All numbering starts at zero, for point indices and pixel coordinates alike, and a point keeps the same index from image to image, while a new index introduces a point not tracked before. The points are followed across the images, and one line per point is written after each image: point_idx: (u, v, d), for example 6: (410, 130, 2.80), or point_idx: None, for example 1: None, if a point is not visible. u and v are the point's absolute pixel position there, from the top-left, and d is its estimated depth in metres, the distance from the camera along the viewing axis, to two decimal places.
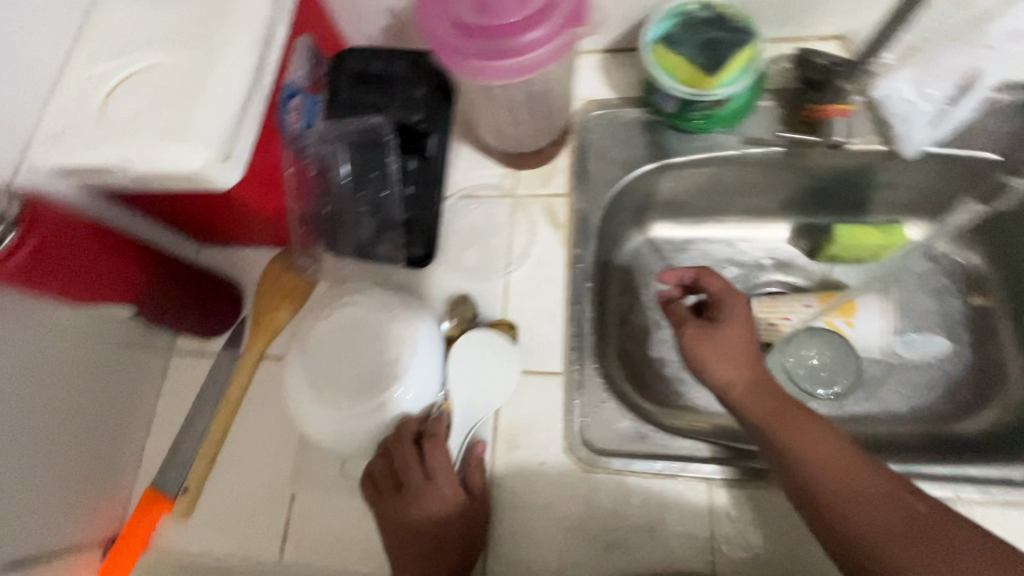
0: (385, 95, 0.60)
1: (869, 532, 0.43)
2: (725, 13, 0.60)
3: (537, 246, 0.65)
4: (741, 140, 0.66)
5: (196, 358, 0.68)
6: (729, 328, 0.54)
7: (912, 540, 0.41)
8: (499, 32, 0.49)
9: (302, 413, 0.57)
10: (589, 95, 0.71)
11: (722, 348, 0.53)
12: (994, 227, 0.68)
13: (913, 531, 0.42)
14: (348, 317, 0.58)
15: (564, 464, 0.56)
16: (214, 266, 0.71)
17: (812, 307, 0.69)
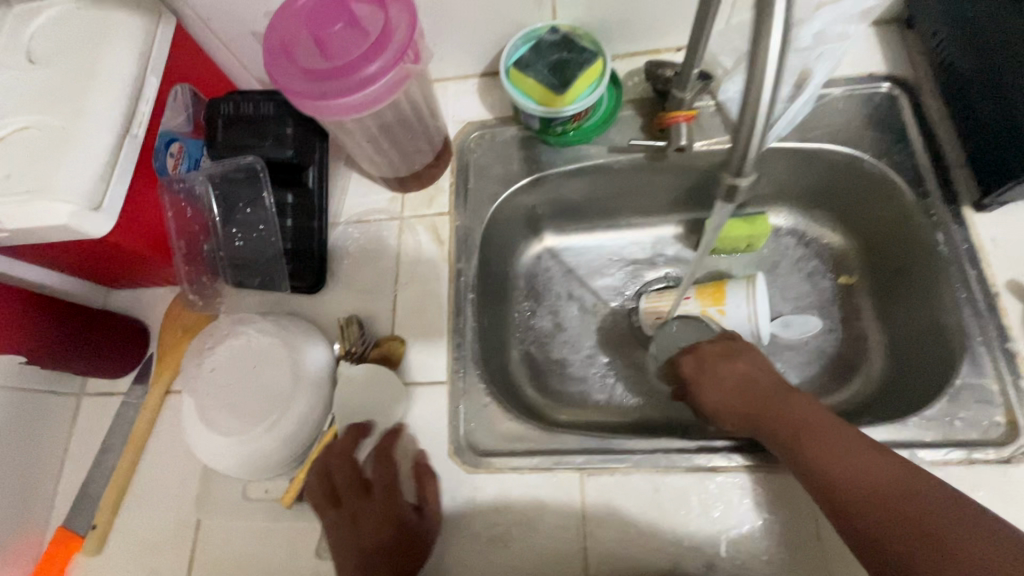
0: (256, 135, 0.63)
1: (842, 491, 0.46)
2: (572, 34, 0.65)
3: (424, 264, 0.69)
4: (608, 149, 0.71)
5: (107, 398, 0.70)
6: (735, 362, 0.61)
7: (885, 499, 0.44)
8: (338, 69, 0.52)
9: (199, 445, 0.60)
10: (468, 117, 0.75)
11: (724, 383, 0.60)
12: (850, 209, 0.71)
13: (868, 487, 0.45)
14: (241, 347, 0.61)
15: (449, 468, 0.59)
16: (121, 308, 0.73)
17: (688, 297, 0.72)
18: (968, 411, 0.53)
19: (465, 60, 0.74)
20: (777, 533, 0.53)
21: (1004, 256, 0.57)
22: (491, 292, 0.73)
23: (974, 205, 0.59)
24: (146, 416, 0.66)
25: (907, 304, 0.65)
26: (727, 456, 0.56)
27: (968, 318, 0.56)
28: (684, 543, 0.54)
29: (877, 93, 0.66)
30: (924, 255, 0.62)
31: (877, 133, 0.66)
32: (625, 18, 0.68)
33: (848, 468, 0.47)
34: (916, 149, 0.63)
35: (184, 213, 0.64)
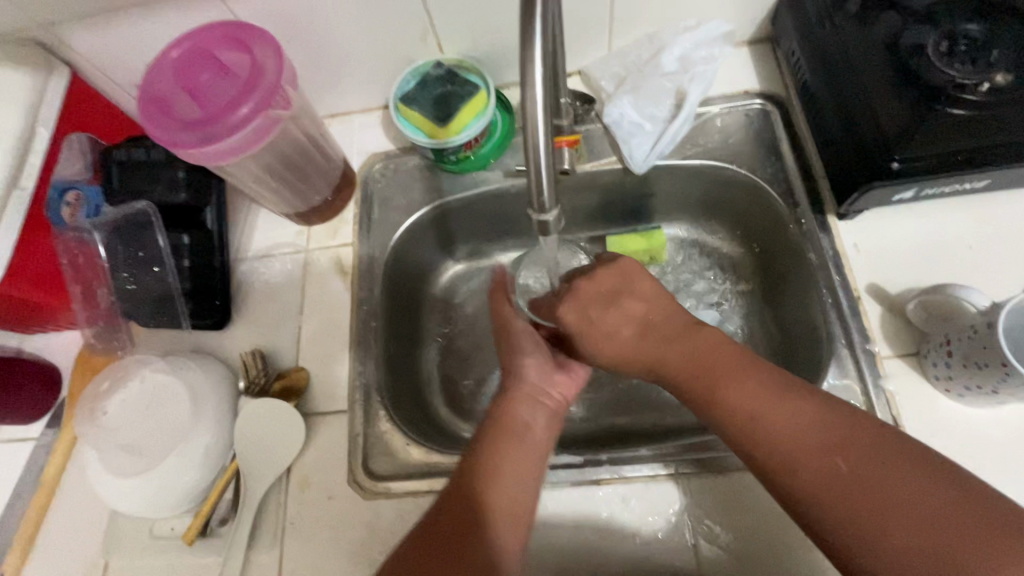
0: (149, 181, 0.65)
1: (806, 477, 0.41)
2: (457, 69, 0.69)
3: (328, 294, 0.71)
4: (504, 174, 0.74)
5: (19, 444, 0.70)
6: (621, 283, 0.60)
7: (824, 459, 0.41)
8: (211, 115, 0.55)
9: (99, 488, 0.60)
10: (372, 149, 0.77)
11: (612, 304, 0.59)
12: (738, 219, 0.74)
13: (857, 481, 0.39)
14: (139, 390, 0.63)
15: (349, 495, 0.61)
16: (34, 353, 0.74)
17: None
18: None
19: (364, 94, 0.76)
20: (656, 541, 0.55)
21: (864, 260, 0.60)
22: (401, 317, 0.75)
23: (837, 214, 0.62)
24: (56, 461, 0.67)
25: (790, 309, 0.67)
26: (609, 469, 0.58)
27: (833, 321, 0.59)
28: (570, 556, 0.55)
29: (752, 109, 0.70)
30: (799, 262, 0.65)
31: (753, 147, 0.69)
32: (509, 49, 0.71)
33: (831, 460, 0.41)
34: (787, 162, 0.67)
35: (78, 261, 0.65)
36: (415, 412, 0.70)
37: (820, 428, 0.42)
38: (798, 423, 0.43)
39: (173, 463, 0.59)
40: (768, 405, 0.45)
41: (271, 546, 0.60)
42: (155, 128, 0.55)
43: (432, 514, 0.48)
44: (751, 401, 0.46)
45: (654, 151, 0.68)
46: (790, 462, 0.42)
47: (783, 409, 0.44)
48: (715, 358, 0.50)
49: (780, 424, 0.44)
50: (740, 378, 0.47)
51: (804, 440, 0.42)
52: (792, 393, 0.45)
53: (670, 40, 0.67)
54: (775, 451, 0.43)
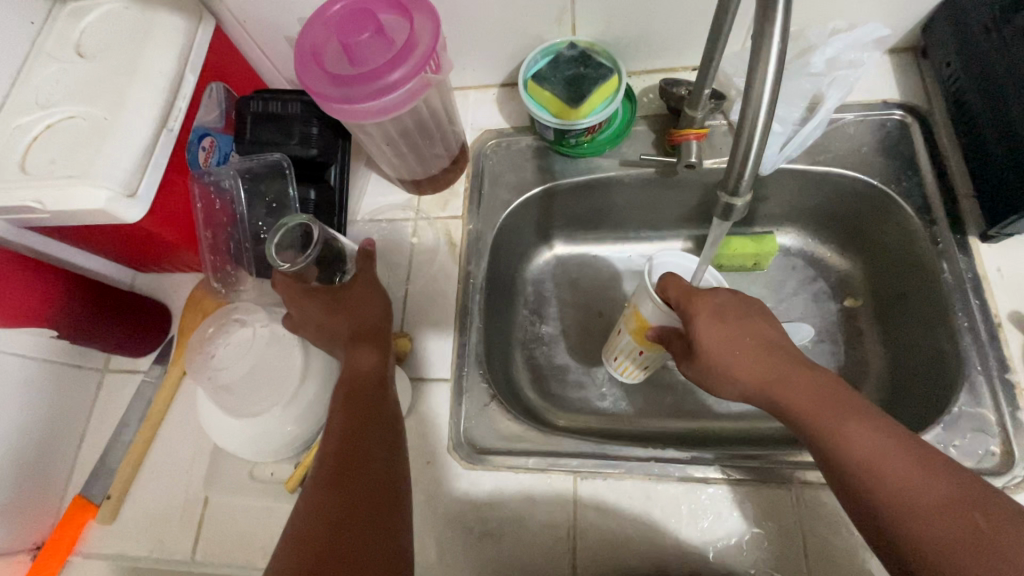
0: (284, 134, 0.67)
1: (925, 539, 0.38)
2: (589, 52, 0.68)
3: (435, 264, 0.71)
4: (619, 163, 0.73)
5: (127, 376, 0.73)
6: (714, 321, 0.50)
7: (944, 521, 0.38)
8: (364, 74, 0.55)
9: (211, 427, 0.62)
10: (486, 126, 0.77)
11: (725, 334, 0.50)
12: (858, 232, 0.72)
13: (982, 548, 0.36)
14: (253, 336, 0.63)
15: (447, 462, 0.61)
16: (147, 292, 0.77)
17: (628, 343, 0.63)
18: (964, 439, 0.53)
19: (485, 70, 0.76)
20: (765, 550, 0.54)
21: (1007, 287, 0.58)
22: (499, 295, 0.75)
23: (980, 236, 0.60)
24: (163, 396, 0.69)
25: (911, 330, 0.65)
26: (717, 468, 0.57)
27: (968, 347, 0.57)
28: (672, 549, 0.55)
29: (890, 120, 0.67)
30: (928, 282, 0.62)
31: (887, 159, 0.66)
32: (643, 36, 0.70)
33: (948, 519, 0.38)
34: (925, 177, 0.64)
35: (213, 206, 0.67)
36: (509, 390, 0.70)
37: (930, 478, 0.40)
38: (915, 481, 0.40)
39: (284, 411, 0.61)
40: (887, 449, 0.42)
41: None
42: (309, 83, 0.56)
43: (354, 389, 0.56)
44: (865, 444, 0.42)
45: (780, 155, 0.67)
46: (904, 518, 0.39)
47: (900, 460, 0.41)
48: (816, 400, 0.46)
49: (893, 476, 0.41)
50: (857, 420, 0.44)
51: (916, 490, 0.40)
52: (905, 443, 0.42)
53: (817, 41, 0.65)
54: (887, 503, 0.40)
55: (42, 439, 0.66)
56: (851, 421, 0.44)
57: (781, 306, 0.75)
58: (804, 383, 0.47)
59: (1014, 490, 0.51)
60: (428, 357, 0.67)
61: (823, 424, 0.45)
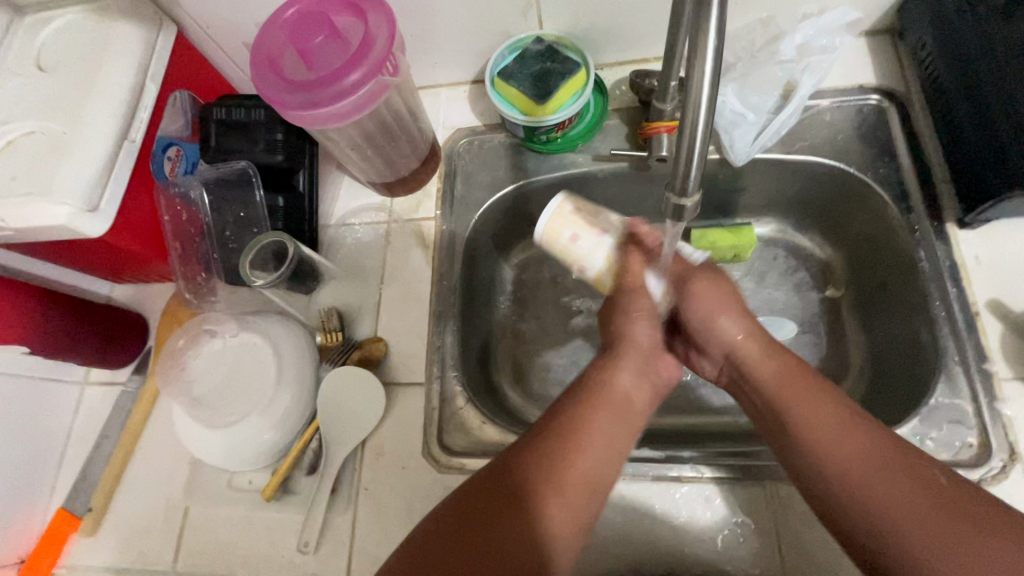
0: (249, 140, 0.66)
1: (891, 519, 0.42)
2: (556, 45, 0.67)
3: (408, 267, 0.71)
4: (592, 158, 0.72)
5: (106, 388, 0.73)
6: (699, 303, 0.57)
7: (906, 482, 0.43)
8: (320, 78, 0.54)
9: (188, 439, 0.62)
10: (458, 124, 0.76)
11: (707, 326, 0.57)
12: (837, 221, 0.71)
13: (940, 507, 0.41)
14: (222, 350, 0.64)
15: (422, 467, 0.61)
16: (124, 303, 0.77)
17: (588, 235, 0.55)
18: (940, 431, 0.53)
19: (454, 67, 0.75)
20: (738, 547, 0.53)
21: (986, 274, 0.57)
22: (476, 295, 0.74)
23: (958, 222, 0.58)
24: (141, 407, 0.69)
25: (891, 320, 0.64)
26: (693, 466, 0.56)
27: (946, 337, 0.55)
28: (648, 550, 0.54)
29: (866, 105, 0.65)
30: (906, 270, 0.61)
31: (864, 146, 0.65)
32: (610, 27, 0.68)
33: (905, 496, 0.42)
34: (902, 163, 0.63)
35: (180, 217, 0.67)
36: (486, 392, 0.70)
37: (887, 454, 0.44)
38: (887, 463, 0.44)
39: (256, 421, 0.61)
40: (858, 433, 0.46)
41: (346, 509, 0.61)
42: (266, 90, 0.55)
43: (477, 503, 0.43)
44: (830, 420, 0.47)
45: (754, 145, 0.65)
46: (870, 484, 0.44)
47: (861, 436, 0.46)
48: (783, 378, 0.51)
49: (856, 462, 0.45)
50: (821, 398, 0.48)
51: (871, 471, 0.44)
52: (864, 426, 0.46)
53: (788, 27, 0.63)
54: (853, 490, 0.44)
55: (22, 454, 0.67)
56: (816, 398, 0.48)
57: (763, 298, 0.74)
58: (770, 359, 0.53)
59: (991, 482, 0.50)
60: (403, 361, 0.66)
61: (790, 401, 0.49)
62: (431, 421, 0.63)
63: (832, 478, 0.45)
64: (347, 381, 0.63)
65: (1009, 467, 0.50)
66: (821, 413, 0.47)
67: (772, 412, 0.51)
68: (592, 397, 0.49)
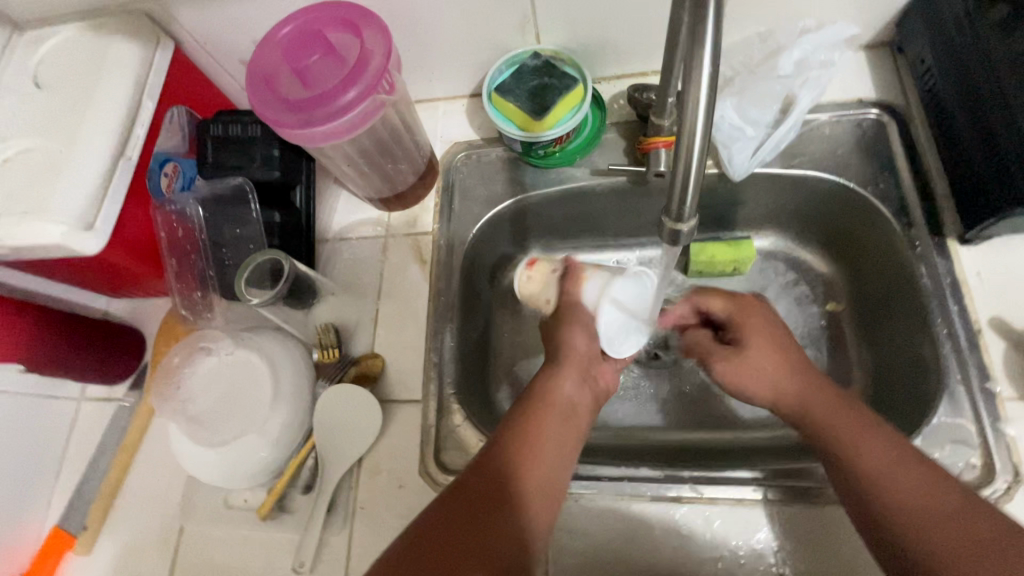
0: (246, 156, 0.66)
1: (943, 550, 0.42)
2: (553, 61, 0.67)
3: (406, 282, 0.70)
4: (591, 172, 0.72)
5: (103, 403, 0.73)
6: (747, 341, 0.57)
7: (948, 527, 0.43)
8: (317, 96, 0.54)
9: (183, 457, 0.62)
10: (456, 138, 0.76)
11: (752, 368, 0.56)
12: (837, 235, 0.70)
13: (978, 554, 0.41)
14: (218, 367, 0.63)
15: (419, 485, 0.60)
16: (120, 317, 0.76)
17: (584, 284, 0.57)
18: (943, 451, 0.52)
19: (452, 81, 0.75)
20: (739, 568, 0.52)
21: (988, 291, 0.56)
22: (474, 310, 0.74)
23: (959, 238, 0.58)
24: (137, 424, 0.69)
25: (893, 336, 0.63)
26: (692, 487, 0.55)
27: (948, 355, 0.55)
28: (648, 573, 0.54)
29: (865, 119, 0.65)
30: (907, 286, 0.60)
31: (864, 160, 0.64)
32: (607, 41, 0.68)
33: (955, 531, 0.43)
34: (903, 178, 0.62)
35: (175, 234, 0.67)
36: (484, 408, 0.69)
37: (938, 485, 0.45)
38: (934, 508, 0.44)
39: (252, 439, 0.60)
40: (909, 475, 0.46)
41: (342, 529, 0.60)
42: (263, 109, 0.55)
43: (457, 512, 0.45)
44: (881, 460, 0.47)
45: (753, 160, 0.65)
46: (919, 525, 0.44)
47: (909, 476, 0.46)
48: (838, 414, 0.51)
49: (909, 491, 0.45)
50: (873, 436, 0.49)
51: (916, 496, 0.45)
52: (917, 461, 0.47)
53: (786, 42, 0.63)
54: (901, 516, 0.45)
55: (17, 472, 0.66)
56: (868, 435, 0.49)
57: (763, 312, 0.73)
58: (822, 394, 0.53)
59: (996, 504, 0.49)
60: (400, 378, 0.66)
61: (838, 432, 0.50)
62: (427, 439, 0.62)
63: (876, 514, 0.46)
64: (343, 399, 0.62)
65: (1013, 489, 0.50)
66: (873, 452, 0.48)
67: (822, 439, 0.51)
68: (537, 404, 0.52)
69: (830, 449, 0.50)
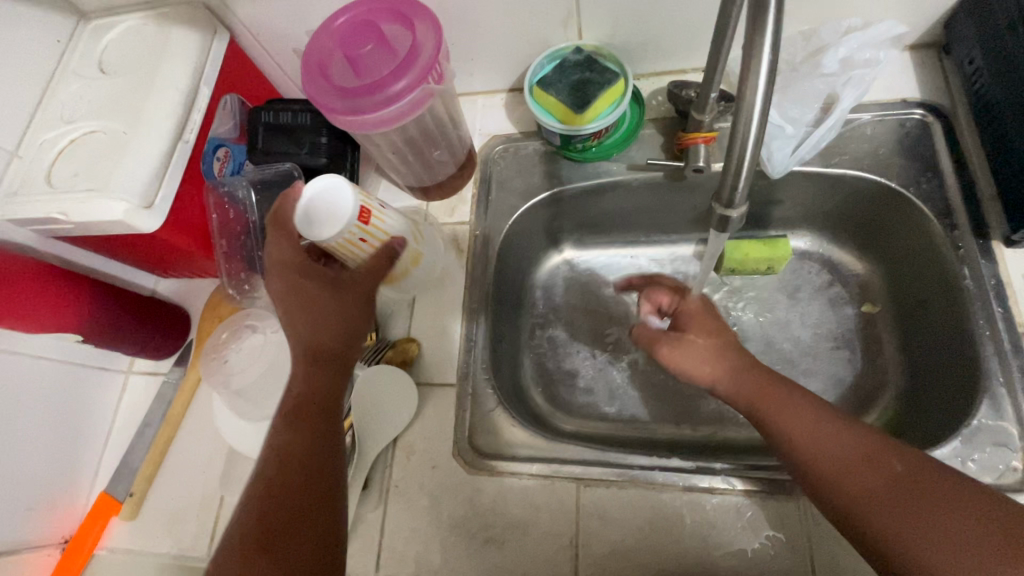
0: (295, 144, 0.68)
1: (866, 496, 0.44)
2: (595, 56, 0.68)
3: (442, 270, 0.72)
4: (627, 167, 0.72)
5: (149, 378, 0.76)
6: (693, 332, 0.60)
7: (877, 479, 0.44)
8: (369, 85, 0.56)
9: (227, 429, 0.65)
10: (494, 131, 0.77)
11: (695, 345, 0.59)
12: (875, 236, 0.70)
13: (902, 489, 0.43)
14: (261, 343, 0.65)
15: (452, 467, 0.62)
16: (167, 297, 0.80)
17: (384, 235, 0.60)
18: (983, 453, 0.51)
19: (493, 75, 0.76)
20: (770, 561, 0.53)
21: None
22: (507, 300, 0.75)
23: (1004, 241, 0.57)
24: (182, 398, 0.72)
25: (931, 338, 0.63)
26: (723, 478, 0.56)
27: (990, 356, 0.54)
28: (676, 561, 0.54)
29: (909, 120, 0.65)
30: (946, 288, 0.60)
31: (906, 160, 0.64)
32: (649, 37, 0.69)
33: (896, 489, 0.43)
34: (946, 179, 0.62)
35: (227, 216, 0.70)
36: (515, 395, 0.70)
37: (866, 446, 0.46)
38: (857, 455, 0.46)
39: None
40: (837, 433, 0.47)
41: (376, 506, 0.62)
42: (318, 97, 0.57)
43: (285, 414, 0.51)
44: (804, 424, 0.49)
45: (792, 157, 0.65)
46: (841, 478, 0.45)
47: (829, 431, 0.47)
48: (758, 385, 0.54)
49: (836, 453, 0.46)
50: (792, 402, 0.51)
51: (844, 459, 0.46)
52: (834, 423, 0.48)
53: (830, 41, 0.63)
54: (825, 472, 0.46)
55: (70, 438, 0.70)
56: (785, 402, 0.51)
57: (795, 311, 0.73)
58: (748, 375, 0.55)
59: None
60: (435, 362, 0.67)
61: (771, 412, 0.51)
62: (464, 424, 0.64)
63: (805, 469, 0.47)
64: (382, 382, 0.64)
65: None
66: (794, 414, 0.50)
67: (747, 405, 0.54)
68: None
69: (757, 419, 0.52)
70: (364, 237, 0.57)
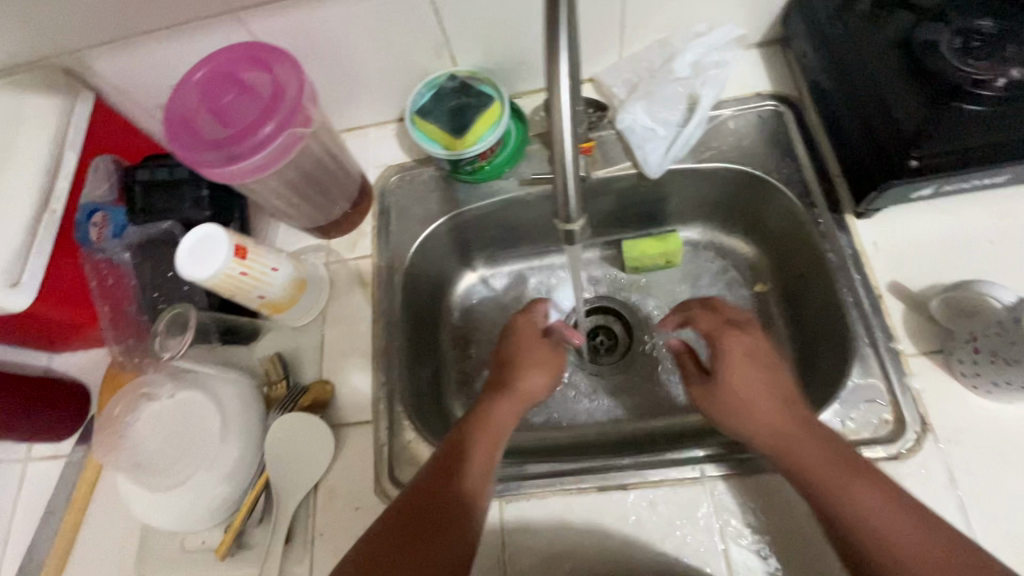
0: (176, 199, 0.66)
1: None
2: (469, 81, 0.70)
3: (350, 305, 0.71)
4: (519, 183, 0.75)
5: (50, 461, 0.72)
6: (737, 352, 0.59)
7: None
8: (235, 134, 0.55)
9: (134, 504, 0.61)
10: (388, 162, 0.78)
11: (746, 380, 0.57)
12: (754, 220, 0.75)
13: None
14: (162, 410, 0.63)
15: (375, 505, 0.61)
16: (63, 372, 0.75)
17: (274, 273, 0.63)
18: (859, 411, 0.56)
19: (378, 108, 0.77)
20: (685, 547, 0.54)
21: (884, 258, 0.61)
22: (421, 325, 0.76)
23: (855, 213, 0.63)
24: (87, 478, 0.68)
25: (812, 309, 0.67)
26: (634, 473, 0.58)
27: (855, 319, 0.59)
28: (598, 561, 0.55)
29: (765, 111, 0.70)
30: (817, 262, 0.65)
31: (766, 148, 0.69)
32: (519, 57, 0.71)
33: None
34: (802, 162, 0.67)
35: (106, 281, 0.66)
36: (439, 421, 0.71)
37: (939, 538, 0.45)
38: (919, 544, 0.45)
39: (199, 483, 0.59)
40: (905, 519, 0.46)
41: (302, 557, 0.60)
42: (183, 153, 0.55)
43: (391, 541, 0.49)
44: (871, 504, 0.47)
45: (667, 156, 0.69)
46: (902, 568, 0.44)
47: (897, 517, 0.46)
48: (815, 443, 0.51)
49: (893, 532, 0.45)
50: (862, 477, 0.48)
51: (907, 547, 0.45)
52: (889, 495, 0.47)
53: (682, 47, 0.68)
54: (879, 551, 0.45)
55: None
56: (839, 474, 0.49)
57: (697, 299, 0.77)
58: (812, 436, 0.52)
59: (908, 454, 0.53)
60: (350, 401, 0.67)
61: (806, 463, 0.51)
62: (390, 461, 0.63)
63: (859, 550, 0.46)
64: (293, 432, 0.62)
65: (923, 437, 0.53)
66: (830, 477, 0.49)
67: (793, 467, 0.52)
68: (480, 431, 0.56)
69: (811, 488, 0.50)
70: (243, 270, 0.59)
